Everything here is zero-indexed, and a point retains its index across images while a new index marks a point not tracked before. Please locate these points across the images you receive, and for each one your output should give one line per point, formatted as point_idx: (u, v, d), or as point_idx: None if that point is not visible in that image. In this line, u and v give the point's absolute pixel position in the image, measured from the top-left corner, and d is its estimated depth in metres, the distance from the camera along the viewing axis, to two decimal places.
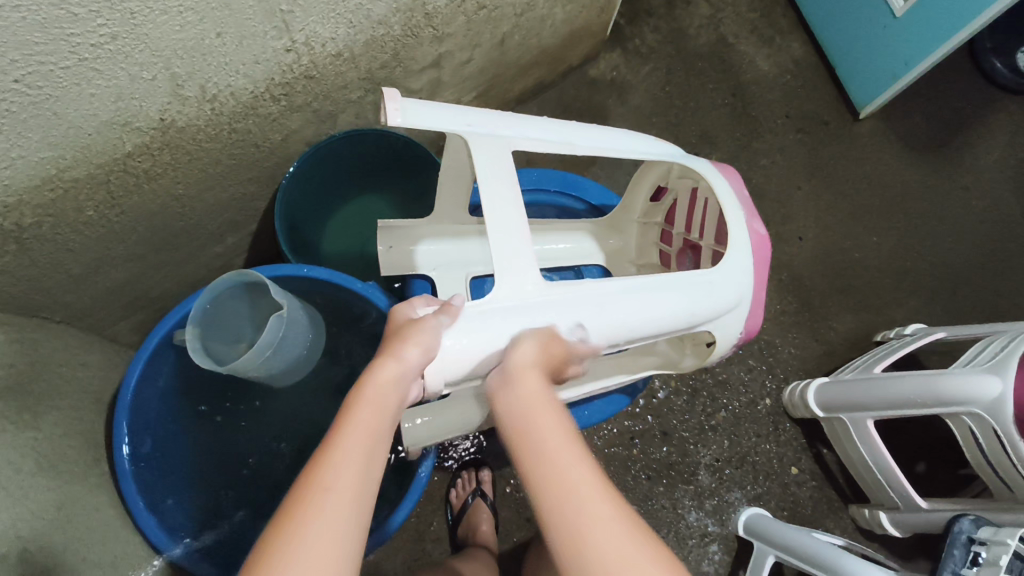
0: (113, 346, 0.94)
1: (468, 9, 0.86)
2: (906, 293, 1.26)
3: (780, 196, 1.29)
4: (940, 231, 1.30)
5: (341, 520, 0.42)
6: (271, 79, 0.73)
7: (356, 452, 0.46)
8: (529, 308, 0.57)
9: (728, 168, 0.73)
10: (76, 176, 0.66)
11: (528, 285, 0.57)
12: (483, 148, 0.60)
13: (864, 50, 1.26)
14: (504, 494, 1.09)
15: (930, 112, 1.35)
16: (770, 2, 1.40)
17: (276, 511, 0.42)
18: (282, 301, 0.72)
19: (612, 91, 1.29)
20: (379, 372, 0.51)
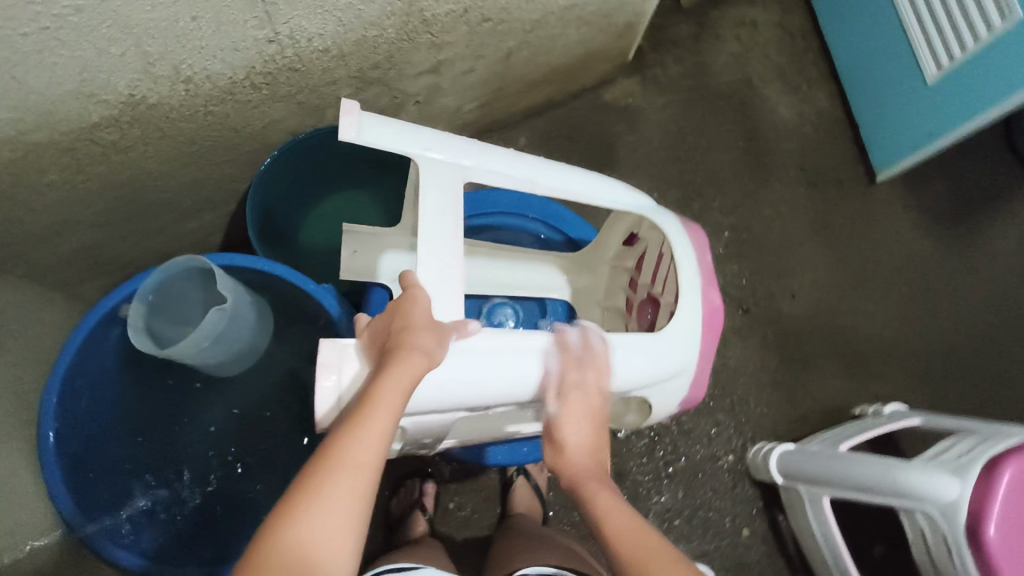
0: (76, 305, 0.94)
1: (471, 19, 0.84)
2: (893, 369, 1.22)
3: (779, 250, 1.25)
4: (940, 311, 1.25)
5: (354, 503, 0.45)
6: (252, 67, 0.71)
7: (376, 434, 0.47)
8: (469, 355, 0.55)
9: (696, 227, 0.72)
10: (38, 140, 0.65)
11: (458, 322, 0.55)
12: (432, 176, 0.59)
13: (892, 112, 1.21)
14: (447, 510, 1.08)
15: (953, 184, 1.30)
16: (804, 49, 1.36)
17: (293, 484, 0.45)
18: (228, 294, 0.71)
19: (623, 118, 1.27)
20: (398, 374, 0.49)
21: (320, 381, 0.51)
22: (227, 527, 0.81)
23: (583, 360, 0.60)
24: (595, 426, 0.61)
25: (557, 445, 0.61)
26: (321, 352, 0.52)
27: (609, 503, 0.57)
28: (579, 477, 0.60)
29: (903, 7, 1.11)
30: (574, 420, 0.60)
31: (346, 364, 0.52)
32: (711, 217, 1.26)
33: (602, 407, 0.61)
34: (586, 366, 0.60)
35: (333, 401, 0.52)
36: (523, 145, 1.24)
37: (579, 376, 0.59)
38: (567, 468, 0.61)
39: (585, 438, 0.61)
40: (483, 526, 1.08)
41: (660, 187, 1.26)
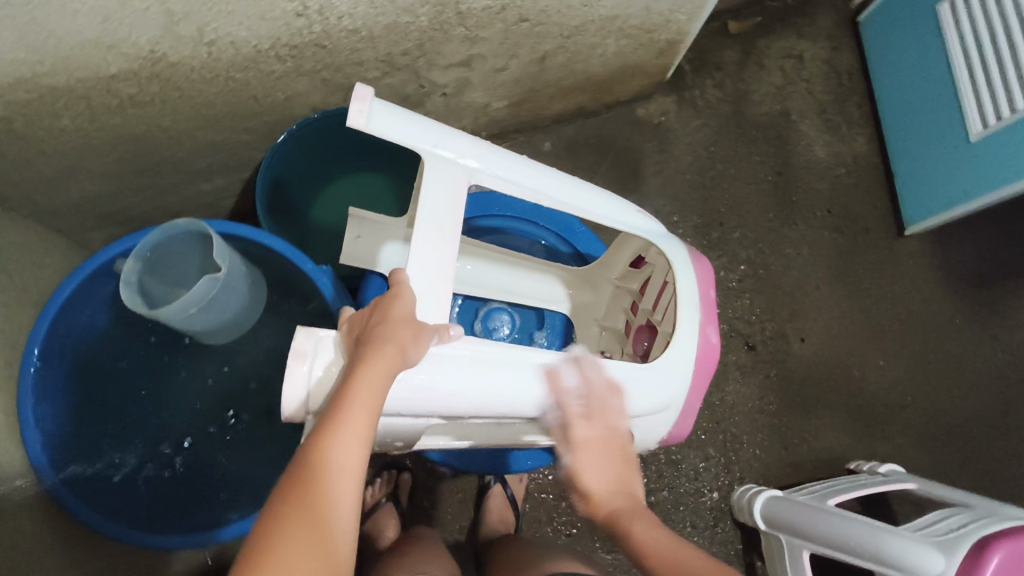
0: (81, 251, 0.95)
1: (508, 17, 0.82)
2: (895, 429, 1.18)
3: (795, 291, 1.22)
4: (952, 376, 1.21)
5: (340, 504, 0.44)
6: (278, 38, 0.70)
7: (355, 436, 0.46)
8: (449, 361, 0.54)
9: (703, 258, 0.71)
10: (54, 84, 0.65)
11: (441, 325, 0.53)
12: (437, 173, 0.57)
13: (931, 166, 1.17)
14: (420, 507, 1.07)
15: (986, 248, 1.25)
16: (849, 89, 1.32)
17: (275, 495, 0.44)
18: (222, 264, 0.70)
19: (653, 136, 1.25)
20: (375, 371, 0.48)
21: (291, 369, 0.50)
22: (196, 495, 0.80)
23: (590, 398, 0.59)
24: (615, 463, 0.58)
25: (583, 494, 0.58)
26: (295, 341, 0.51)
27: (649, 536, 0.53)
28: (618, 520, 0.55)
29: (957, 61, 1.08)
30: (591, 452, 0.58)
31: (319, 354, 0.51)
32: (730, 248, 1.23)
33: (619, 443, 0.59)
34: (602, 407, 0.60)
35: (301, 390, 0.51)
36: (548, 149, 1.22)
37: (598, 414, 0.59)
38: (599, 513, 0.56)
39: (607, 479, 0.57)
40: (454, 527, 1.07)
41: (682, 211, 1.23)
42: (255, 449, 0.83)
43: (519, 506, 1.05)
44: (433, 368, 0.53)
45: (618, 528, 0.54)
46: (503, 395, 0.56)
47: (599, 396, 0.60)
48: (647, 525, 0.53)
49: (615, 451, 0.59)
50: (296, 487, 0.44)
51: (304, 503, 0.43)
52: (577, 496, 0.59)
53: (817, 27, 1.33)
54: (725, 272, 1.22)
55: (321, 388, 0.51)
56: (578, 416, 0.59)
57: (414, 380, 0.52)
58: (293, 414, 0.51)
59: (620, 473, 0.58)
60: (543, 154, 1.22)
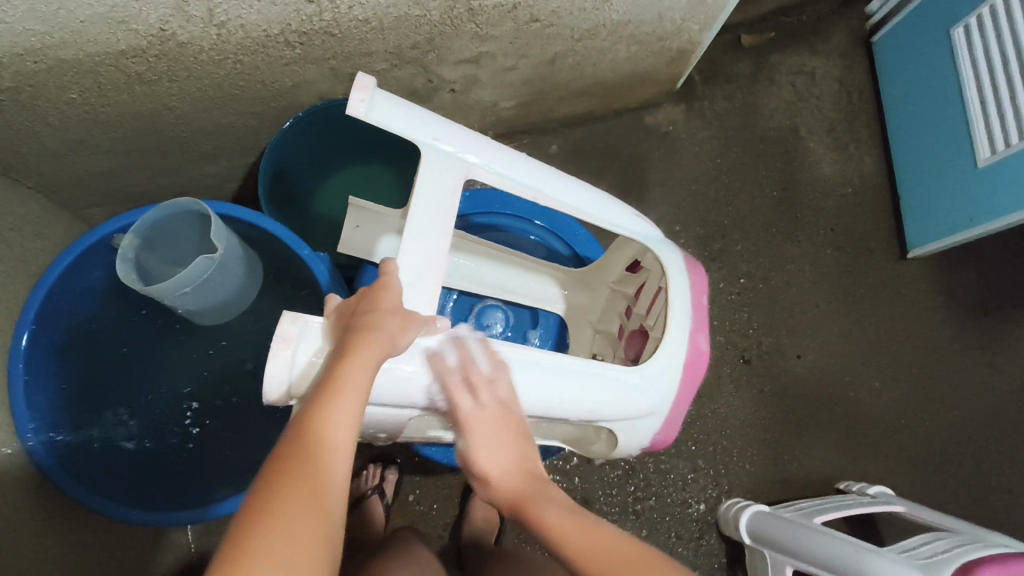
0: (82, 226, 0.95)
1: (519, 16, 0.83)
2: (887, 451, 1.18)
3: (794, 307, 1.22)
4: (948, 401, 1.20)
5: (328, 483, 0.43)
6: (287, 24, 0.70)
7: (344, 416, 0.46)
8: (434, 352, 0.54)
9: (698, 266, 0.71)
10: (63, 57, 0.65)
11: (429, 316, 0.54)
12: (434, 166, 0.58)
13: (937, 190, 1.17)
14: (405, 502, 1.07)
15: (988, 275, 1.24)
16: (859, 109, 1.32)
17: (260, 476, 0.43)
18: (218, 245, 0.70)
19: (660, 144, 1.25)
20: (364, 352, 0.48)
21: (275, 352, 0.50)
22: (181, 477, 0.80)
23: (470, 380, 0.55)
24: (512, 445, 0.57)
25: (482, 480, 0.57)
26: (280, 325, 0.51)
27: (555, 517, 0.53)
28: (520, 503, 0.55)
29: (969, 85, 1.07)
30: (490, 440, 0.57)
31: (304, 340, 0.51)
32: (731, 260, 1.22)
33: (509, 419, 0.57)
34: (480, 386, 0.56)
35: (285, 375, 0.50)
36: (554, 152, 1.22)
37: (479, 397, 0.56)
38: (501, 496, 0.56)
39: (509, 467, 0.57)
40: (438, 524, 1.07)
41: (685, 221, 1.23)
42: (243, 432, 0.83)
43: (504, 506, 1.05)
44: (418, 358, 0.53)
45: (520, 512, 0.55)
46: (488, 391, 0.56)
47: (484, 384, 0.56)
48: (552, 506, 0.54)
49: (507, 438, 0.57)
50: (289, 468, 0.43)
51: (299, 483, 0.42)
52: (475, 481, 0.58)
53: (830, 45, 1.33)
54: (724, 284, 1.21)
55: (304, 373, 0.51)
56: (465, 405, 0.55)
57: (397, 370, 0.53)
58: (277, 400, 0.51)
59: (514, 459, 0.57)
60: (549, 156, 1.22)
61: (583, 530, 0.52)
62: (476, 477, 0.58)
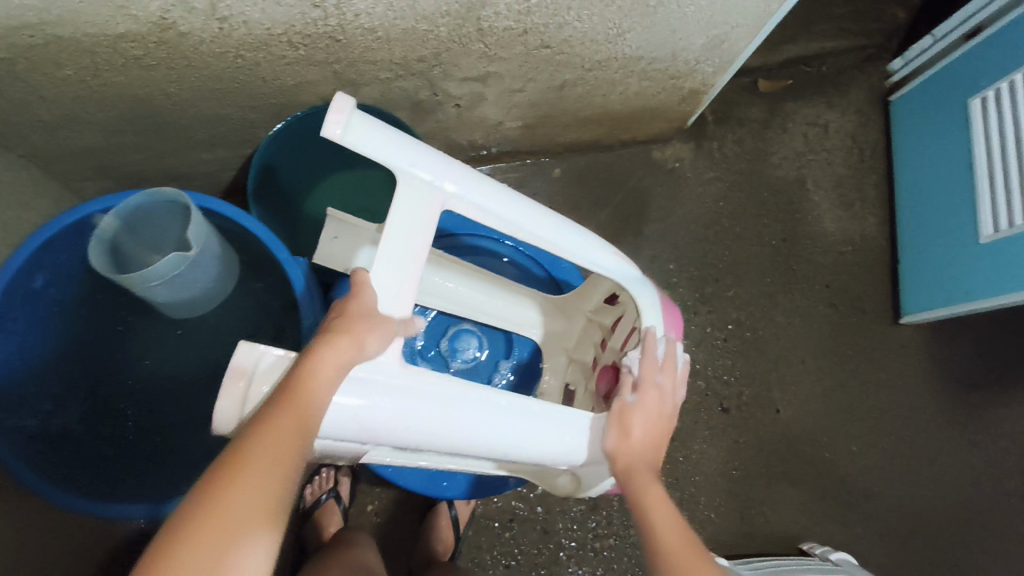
0: (71, 198, 0.94)
1: (530, 42, 0.82)
2: (856, 517, 1.16)
3: (779, 360, 1.20)
4: (925, 474, 1.18)
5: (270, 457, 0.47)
6: (291, 25, 0.69)
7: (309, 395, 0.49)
8: (395, 386, 0.54)
9: (672, 307, 0.72)
10: (60, 35, 0.64)
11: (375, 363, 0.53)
12: (408, 195, 0.58)
13: (937, 259, 1.15)
14: (363, 510, 1.06)
15: (980, 350, 1.23)
16: (869, 166, 1.30)
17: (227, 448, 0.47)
18: (194, 244, 0.70)
19: (664, 180, 1.24)
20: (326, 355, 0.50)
21: (227, 385, 0.52)
22: (138, 470, 0.79)
23: (663, 367, 0.66)
24: (655, 426, 0.64)
25: (623, 433, 0.62)
26: (235, 356, 0.53)
27: (658, 495, 0.62)
28: (634, 466, 0.62)
29: (980, 158, 1.06)
30: (647, 412, 0.64)
31: (256, 372, 0.53)
32: (721, 306, 1.21)
33: (663, 414, 0.65)
34: (666, 376, 0.66)
35: (235, 406, 0.53)
36: (557, 176, 1.22)
37: (659, 380, 0.65)
38: (621, 454, 0.62)
39: (641, 439, 0.63)
40: (393, 538, 1.06)
41: (680, 260, 1.22)
42: (207, 426, 0.83)
43: (462, 529, 1.03)
44: (372, 392, 0.52)
45: (632, 472, 0.62)
46: (444, 429, 0.55)
47: (676, 375, 0.67)
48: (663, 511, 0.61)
49: (665, 432, 0.66)
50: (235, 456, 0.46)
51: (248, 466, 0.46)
52: (613, 428, 0.63)
53: (848, 100, 1.31)
54: (712, 329, 1.20)
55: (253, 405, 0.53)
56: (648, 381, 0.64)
57: (349, 403, 0.52)
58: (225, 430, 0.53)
59: (655, 450, 0.65)
60: (551, 180, 1.21)
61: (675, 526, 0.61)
62: (615, 426, 0.63)
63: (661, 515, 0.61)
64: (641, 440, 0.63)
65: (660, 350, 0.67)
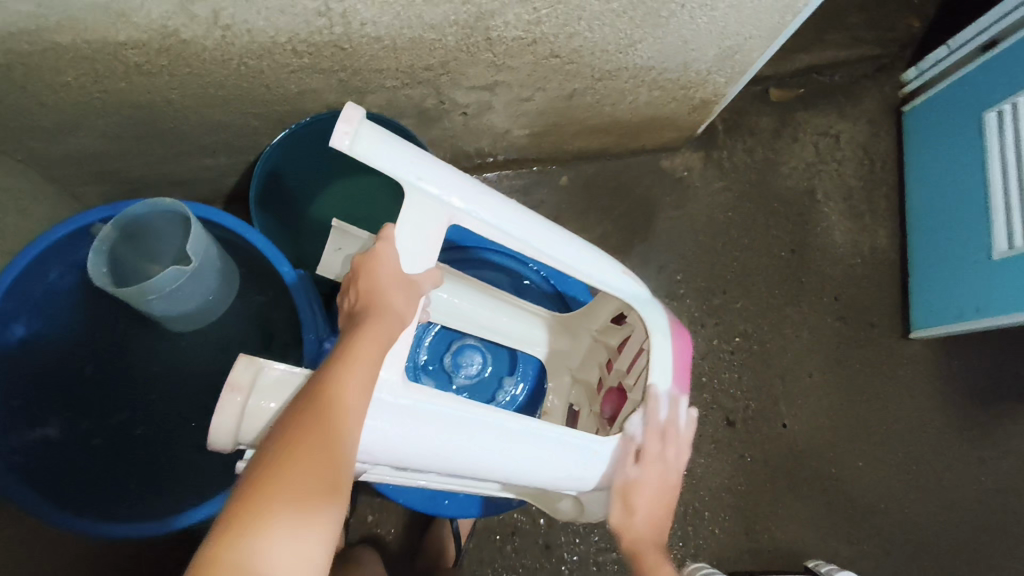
0: (72, 203, 0.93)
1: (539, 51, 0.80)
2: (862, 534, 1.14)
3: (786, 374, 1.18)
4: (932, 491, 1.17)
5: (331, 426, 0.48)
6: (296, 34, 0.68)
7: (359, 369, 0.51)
8: (401, 409, 0.53)
9: (683, 331, 0.69)
10: (59, 42, 0.63)
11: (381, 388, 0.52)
12: (414, 210, 0.56)
13: (948, 274, 1.14)
14: (363, 521, 1.04)
15: (990, 366, 1.21)
16: (880, 178, 1.28)
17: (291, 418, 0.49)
18: (194, 257, 0.69)
19: (673, 190, 1.22)
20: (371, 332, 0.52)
21: (225, 401, 0.51)
22: (136, 483, 0.78)
23: (665, 437, 0.63)
24: (659, 499, 0.64)
25: (627, 511, 0.63)
26: (233, 371, 0.51)
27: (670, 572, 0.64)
28: (642, 542, 0.64)
29: (995, 172, 1.04)
30: (649, 485, 0.63)
31: (255, 388, 0.51)
32: (728, 318, 1.19)
33: (667, 483, 0.64)
34: (667, 444, 0.63)
35: (232, 423, 0.51)
36: (564, 184, 1.20)
37: (660, 452, 0.63)
38: (629, 530, 0.64)
39: (645, 515, 0.63)
40: (393, 550, 1.05)
41: (688, 271, 1.20)
42: (205, 438, 0.81)
43: (462, 542, 1.03)
44: (373, 414, 0.52)
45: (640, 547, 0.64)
46: (446, 455, 0.54)
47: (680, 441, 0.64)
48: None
49: (670, 496, 0.65)
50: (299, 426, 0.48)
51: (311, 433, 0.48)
52: (617, 504, 0.63)
53: (860, 110, 1.29)
54: (719, 341, 1.18)
55: (252, 422, 0.51)
56: (649, 453, 0.62)
57: None
58: (222, 446, 0.52)
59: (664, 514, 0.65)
60: (558, 188, 1.20)
61: None
62: (619, 502, 0.63)
63: None
64: (646, 517, 0.64)
65: (666, 415, 0.63)
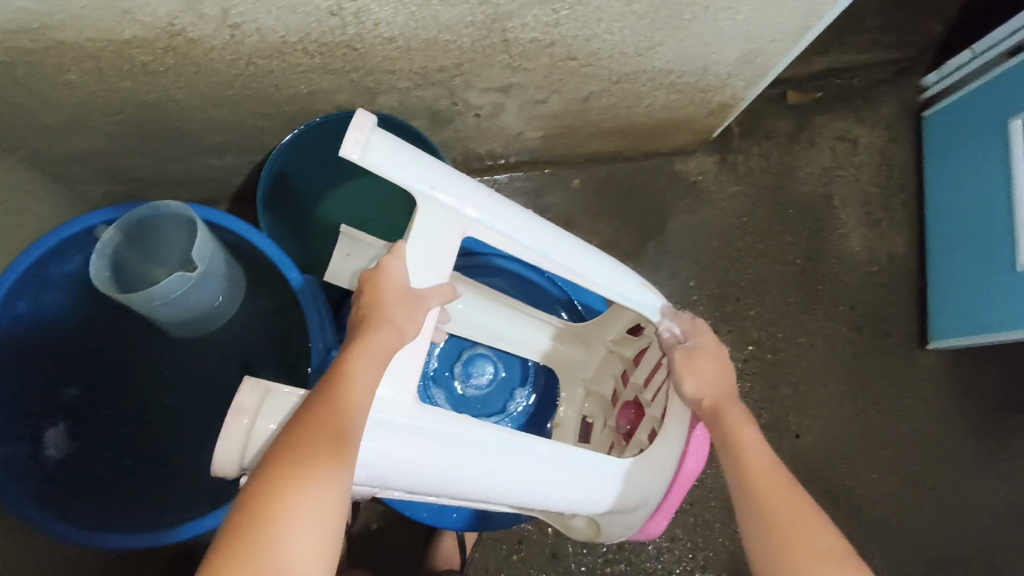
0: (75, 202, 0.91)
1: (556, 53, 0.78)
2: (874, 548, 1.12)
3: (800, 383, 1.16)
4: (947, 506, 1.14)
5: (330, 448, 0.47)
6: (307, 33, 0.65)
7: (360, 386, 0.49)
8: (415, 431, 0.51)
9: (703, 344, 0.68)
10: (63, 39, 0.61)
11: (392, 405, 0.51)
12: (428, 222, 0.54)
13: (967, 284, 1.11)
14: (367, 528, 1.03)
15: (1007, 378, 1.19)
16: (899, 184, 1.26)
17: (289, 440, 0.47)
18: (199, 263, 0.67)
19: (686, 194, 1.20)
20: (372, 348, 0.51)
21: (229, 425, 0.49)
22: (136, 491, 0.76)
23: (701, 324, 0.65)
24: (715, 377, 0.62)
25: (682, 377, 0.61)
26: (239, 393, 0.50)
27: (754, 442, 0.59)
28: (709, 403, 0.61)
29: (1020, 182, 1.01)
30: (700, 354, 0.63)
31: (260, 410, 0.50)
32: (741, 326, 1.17)
33: (719, 361, 0.64)
34: (705, 331, 0.65)
35: (236, 448, 0.50)
36: (576, 187, 1.17)
37: (700, 332, 0.65)
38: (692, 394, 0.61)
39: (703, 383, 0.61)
40: (397, 559, 1.03)
41: (700, 277, 1.18)
42: (207, 446, 0.80)
43: (467, 552, 1.02)
44: (386, 436, 0.50)
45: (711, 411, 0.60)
46: (461, 478, 0.53)
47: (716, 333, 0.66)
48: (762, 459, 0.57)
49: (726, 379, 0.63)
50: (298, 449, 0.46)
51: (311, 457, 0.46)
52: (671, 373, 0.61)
53: (879, 114, 1.27)
54: (732, 349, 1.16)
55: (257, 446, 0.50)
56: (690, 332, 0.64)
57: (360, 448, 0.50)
58: (227, 471, 0.50)
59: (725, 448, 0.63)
60: (570, 190, 1.17)
61: (780, 480, 0.56)
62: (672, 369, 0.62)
63: (758, 469, 0.57)
64: (704, 382, 0.61)
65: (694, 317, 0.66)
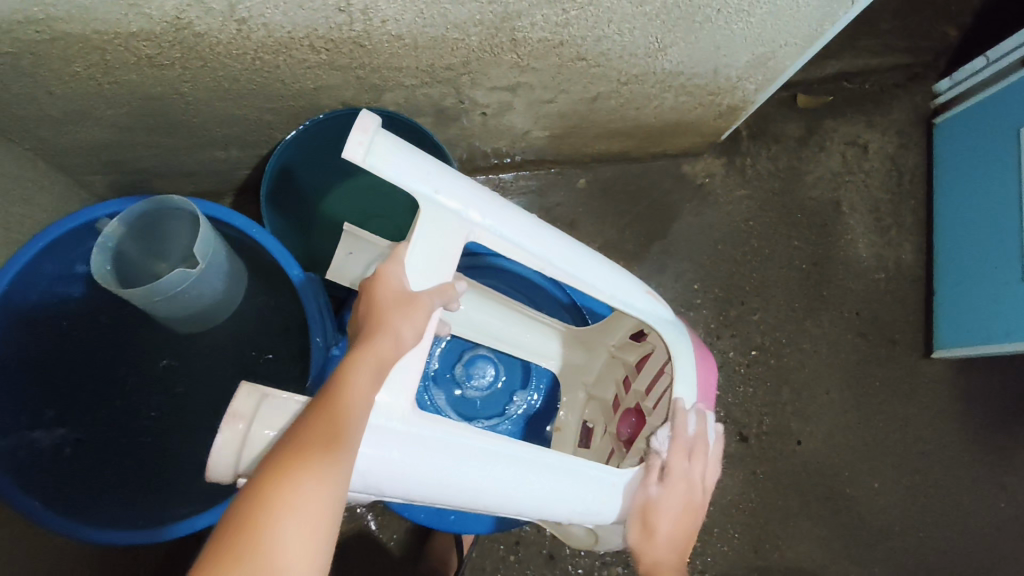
0: (80, 192, 0.91)
1: (565, 53, 0.77)
2: (873, 556, 1.12)
3: (802, 390, 1.15)
4: (948, 516, 1.14)
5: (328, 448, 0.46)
6: (314, 30, 0.65)
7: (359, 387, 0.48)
8: (415, 437, 0.51)
9: (705, 354, 0.68)
10: (69, 31, 0.60)
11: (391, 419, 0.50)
12: (431, 224, 0.54)
13: (974, 293, 1.11)
14: (365, 525, 1.03)
15: (1012, 389, 1.18)
16: (908, 191, 1.24)
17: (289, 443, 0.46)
18: (201, 259, 0.66)
19: (693, 196, 1.19)
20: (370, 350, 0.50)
21: (225, 429, 0.49)
22: (134, 484, 0.77)
23: (692, 450, 0.62)
24: (684, 518, 0.61)
25: (647, 532, 0.60)
26: (236, 398, 0.50)
27: None
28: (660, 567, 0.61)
29: None
30: (672, 503, 0.60)
31: (257, 415, 0.50)
32: (745, 330, 1.16)
33: (695, 503, 0.62)
34: (693, 459, 0.61)
35: (232, 452, 0.49)
36: (582, 187, 1.17)
37: (685, 468, 0.61)
38: (647, 554, 0.61)
39: (672, 526, 0.60)
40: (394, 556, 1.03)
41: (705, 281, 1.17)
42: (206, 440, 0.79)
43: (466, 552, 1.02)
44: (387, 444, 0.50)
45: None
46: (461, 485, 0.52)
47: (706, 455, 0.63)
48: None
49: (698, 514, 0.62)
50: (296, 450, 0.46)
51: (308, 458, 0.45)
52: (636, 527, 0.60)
53: (890, 119, 1.25)
54: (735, 354, 1.15)
55: (252, 451, 0.49)
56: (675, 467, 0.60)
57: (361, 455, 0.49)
58: (222, 475, 0.50)
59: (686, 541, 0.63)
60: (576, 190, 1.17)
61: None
62: (639, 524, 0.60)
63: None
64: (668, 538, 0.60)
65: (692, 425, 0.62)
